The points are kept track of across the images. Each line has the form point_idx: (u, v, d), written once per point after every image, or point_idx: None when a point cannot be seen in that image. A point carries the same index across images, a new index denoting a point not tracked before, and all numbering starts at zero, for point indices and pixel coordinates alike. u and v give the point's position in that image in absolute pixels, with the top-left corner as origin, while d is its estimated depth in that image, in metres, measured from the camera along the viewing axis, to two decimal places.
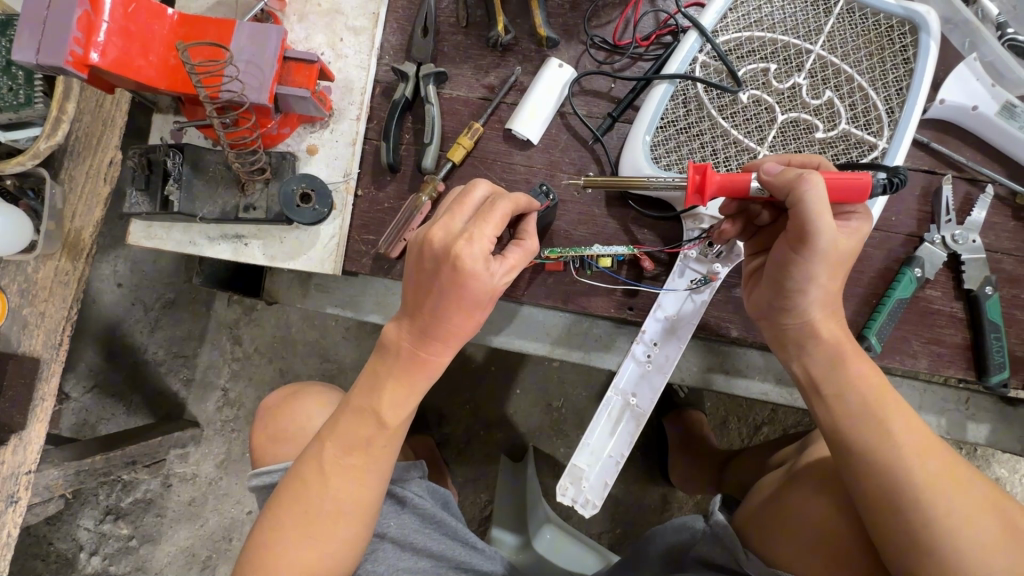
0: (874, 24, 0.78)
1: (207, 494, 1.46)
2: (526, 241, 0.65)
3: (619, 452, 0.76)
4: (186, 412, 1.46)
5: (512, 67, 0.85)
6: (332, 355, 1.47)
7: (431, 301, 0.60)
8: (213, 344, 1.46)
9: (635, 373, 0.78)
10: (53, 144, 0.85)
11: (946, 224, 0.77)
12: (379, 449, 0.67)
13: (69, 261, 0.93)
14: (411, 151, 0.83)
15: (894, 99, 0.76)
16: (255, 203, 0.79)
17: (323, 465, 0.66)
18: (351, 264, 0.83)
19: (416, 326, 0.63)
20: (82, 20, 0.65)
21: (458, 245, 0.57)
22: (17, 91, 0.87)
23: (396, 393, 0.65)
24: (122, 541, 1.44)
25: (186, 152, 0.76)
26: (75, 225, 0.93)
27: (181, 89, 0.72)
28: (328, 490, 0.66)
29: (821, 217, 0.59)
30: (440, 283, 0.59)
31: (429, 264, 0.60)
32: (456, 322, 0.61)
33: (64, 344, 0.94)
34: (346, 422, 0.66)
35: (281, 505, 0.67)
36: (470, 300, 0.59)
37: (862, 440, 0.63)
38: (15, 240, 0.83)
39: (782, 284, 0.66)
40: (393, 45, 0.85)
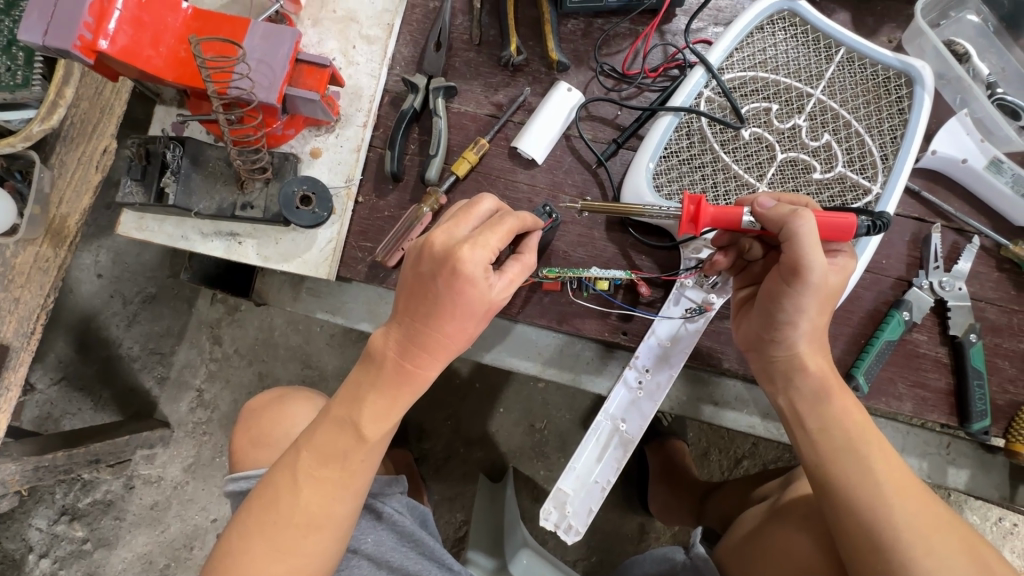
0: (872, 74, 0.82)
1: (171, 498, 1.53)
2: (525, 255, 0.65)
3: (604, 478, 0.75)
4: (157, 412, 1.52)
5: (521, 87, 0.86)
6: (314, 362, 1.55)
7: (425, 308, 0.59)
8: (191, 343, 1.55)
9: (625, 399, 0.78)
10: (47, 127, 0.85)
11: (933, 271, 0.79)
12: (357, 462, 0.64)
13: (51, 248, 0.91)
14: (416, 161, 0.83)
15: (889, 146, 0.80)
16: (253, 202, 0.78)
17: (297, 473, 0.64)
18: (346, 270, 0.81)
19: (406, 337, 0.62)
20: (94, 7, 0.64)
21: (461, 250, 0.57)
22: (16, 72, 0.87)
23: (380, 406, 0.63)
24: (76, 544, 1.49)
25: (187, 146, 0.76)
26: (61, 211, 0.91)
27: (189, 82, 0.71)
28: (302, 503, 0.63)
29: (814, 253, 0.60)
30: (437, 290, 0.58)
31: (422, 276, 0.59)
32: (448, 332, 0.60)
33: (36, 333, 0.92)
34: (323, 434, 0.64)
35: (251, 515, 0.64)
36: (465, 311, 0.59)
37: (843, 476, 0.63)
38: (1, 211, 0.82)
39: (772, 316, 0.67)
40: (405, 56, 0.86)
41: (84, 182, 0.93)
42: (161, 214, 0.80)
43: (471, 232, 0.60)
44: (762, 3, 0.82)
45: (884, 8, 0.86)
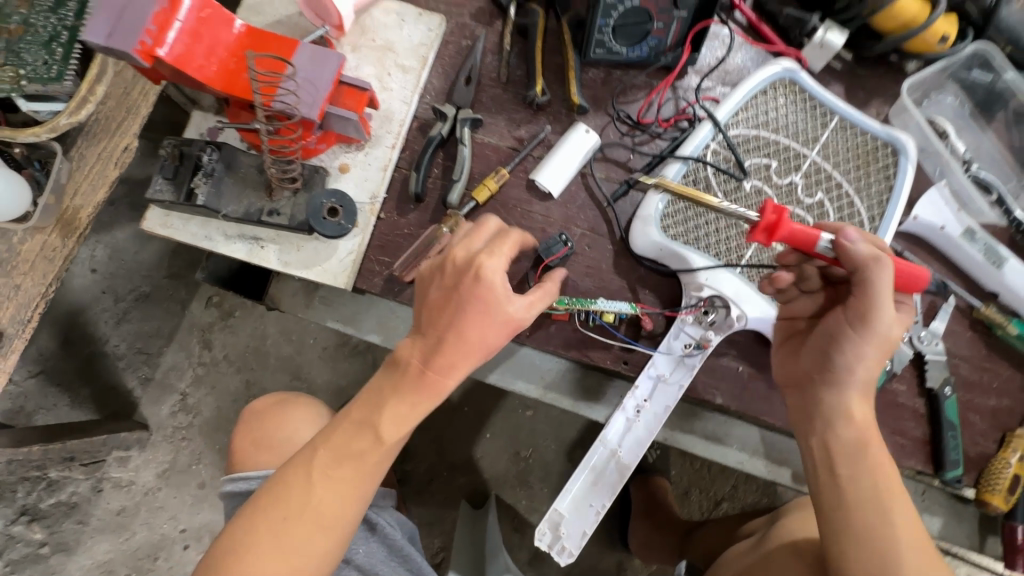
0: (862, 141, 0.90)
1: (139, 505, 1.55)
2: (547, 282, 0.69)
3: (600, 502, 0.77)
4: (137, 413, 1.58)
5: (542, 125, 0.91)
6: (303, 374, 1.65)
7: (448, 316, 0.64)
8: (179, 345, 1.62)
9: (622, 426, 0.80)
10: (73, 120, 0.90)
11: (913, 325, 0.85)
12: (372, 464, 0.66)
13: (60, 237, 0.96)
14: (438, 184, 0.87)
15: (875, 208, 0.88)
16: (280, 209, 0.81)
17: (311, 470, 0.65)
18: (363, 282, 0.84)
19: (429, 344, 0.65)
20: (157, 16, 0.68)
21: (482, 261, 0.63)
22: (52, 65, 0.93)
23: (402, 409, 0.66)
24: (33, 547, 1.52)
25: (222, 151, 0.80)
26: (74, 203, 0.96)
27: (235, 92, 0.74)
28: (313, 501, 0.64)
29: (886, 302, 0.66)
30: (460, 298, 0.63)
31: (444, 291, 0.64)
32: (469, 340, 0.64)
33: (32, 321, 0.94)
34: (342, 433, 0.66)
35: (260, 510, 0.65)
36: (484, 320, 0.63)
37: (867, 525, 0.66)
38: (15, 199, 0.89)
39: (829, 356, 0.71)
40: (435, 87, 0.91)
41: (101, 177, 0.99)
42: (188, 214, 0.82)
43: (485, 248, 0.66)
44: (767, 70, 0.90)
45: (874, 83, 0.95)
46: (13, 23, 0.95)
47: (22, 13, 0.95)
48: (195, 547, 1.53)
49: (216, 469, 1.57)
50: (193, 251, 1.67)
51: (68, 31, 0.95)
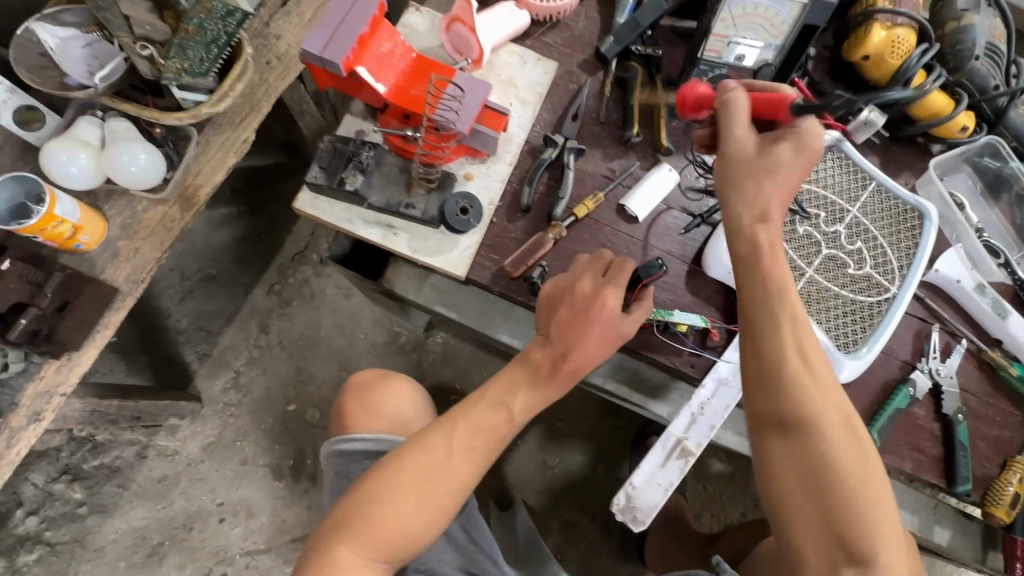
0: (894, 204, 1.08)
1: (181, 475, 1.61)
2: (645, 301, 0.86)
3: (668, 481, 0.90)
4: (192, 385, 1.67)
5: (631, 160, 1.08)
6: (351, 366, 1.75)
7: (578, 327, 0.81)
8: (239, 327, 1.74)
9: (688, 418, 0.93)
10: (212, 111, 1.18)
11: (932, 359, 1.02)
12: (498, 439, 0.83)
13: (178, 210, 1.25)
14: (544, 199, 1.03)
15: (904, 259, 1.05)
16: (415, 204, 0.96)
17: (452, 437, 0.80)
18: (475, 273, 0.98)
19: (559, 347, 0.83)
20: (359, 37, 0.84)
21: (608, 292, 0.81)
22: (203, 62, 1.14)
23: (530, 397, 0.84)
24: (71, 506, 1.55)
25: (376, 150, 0.97)
26: (195, 181, 1.27)
27: (404, 103, 0.90)
28: (452, 462, 0.79)
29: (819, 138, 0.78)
30: (590, 315, 0.81)
31: (574, 309, 0.82)
32: (591, 345, 0.82)
33: (141, 282, 1.22)
34: (480, 411, 0.82)
35: (404, 464, 0.78)
36: (605, 330, 0.82)
37: (793, 370, 0.76)
38: (154, 172, 1.18)
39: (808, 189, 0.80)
40: (545, 118, 1.08)
41: (221, 160, 1.29)
42: (334, 199, 0.96)
43: (607, 276, 0.84)
44: None
45: (903, 159, 1.14)
46: (189, 24, 1.12)
47: (199, 17, 1.12)
48: (229, 521, 1.59)
49: (259, 448, 1.64)
50: (262, 241, 1.80)
51: (229, 36, 1.15)
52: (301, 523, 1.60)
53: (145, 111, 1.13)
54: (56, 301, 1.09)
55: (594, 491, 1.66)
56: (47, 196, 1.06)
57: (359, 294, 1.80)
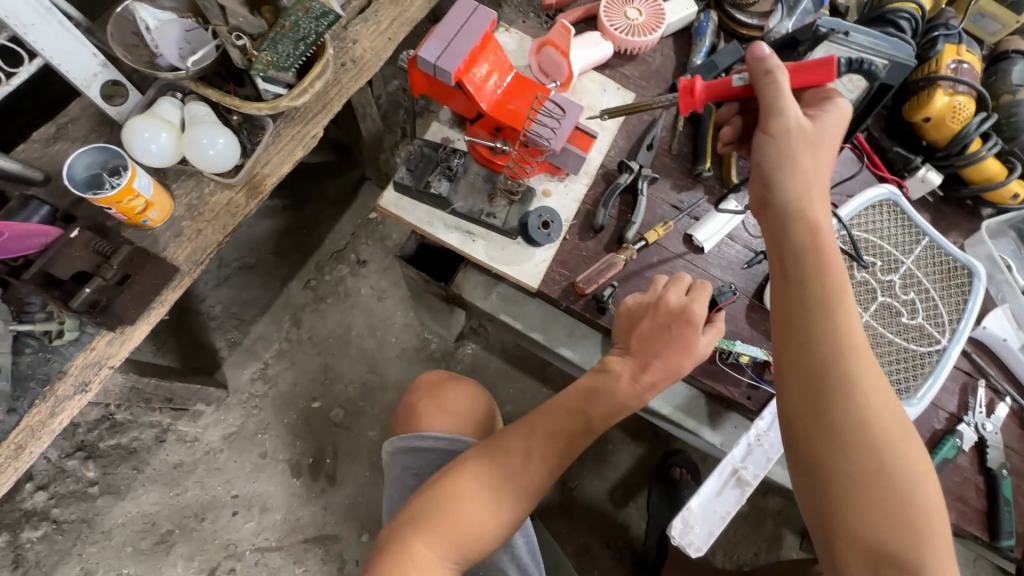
0: (946, 259, 1.12)
1: (198, 462, 1.58)
2: (718, 323, 0.91)
3: (725, 509, 0.91)
4: (219, 372, 1.66)
5: (699, 192, 1.12)
6: (379, 369, 1.74)
7: (660, 339, 0.86)
8: (272, 317, 1.74)
9: (745, 448, 0.94)
10: (291, 104, 1.21)
11: (977, 413, 1.04)
12: (572, 445, 0.87)
13: (243, 197, 1.27)
14: (616, 221, 1.06)
15: (955, 313, 1.08)
16: (496, 213, 0.98)
17: (528, 440, 0.86)
18: (546, 286, 1.00)
19: (642, 358, 0.86)
20: (471, 51, 0.89)
21: (694, 308, 0.86)
22: (290, 58, 1.18)
23: (610, 407, 0.87)
24: (82, 485, 1.51)
25: (464, 158, 1.00)
26: (263, 172, 1.29)
27: (500, 116, 0.95)
28: (527, 464, 0.85)
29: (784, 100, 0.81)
30: (674, 330, 0.86)
31: (657, 325, 0.87)
32: (673, 360, 0.86)
33: (200, 262, 1.23)
34: (556, 416, 0.87)
35: (482, 463, 0.85)
36: (688, 348, 0.86)
37: (830, 326, 0.73)
38: (230, 157, 1.20)
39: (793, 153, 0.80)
40: (621, 145, 1.12)
41: (288, 153, 1.33)
42: (418, 201, 0.99)
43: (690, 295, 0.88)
44: (879, 190, 1.13)
45: (953, 219, 1.20)
46: (286, 21, 1.12)
47: (296, 15, 1.12)
48: (243, 515, 1.56)
49: (279, 442, 1.62)
50: (302, 236, 1.81)
51: (318, 36, 1.18)
52: (314, 523, 1.57)
53: (226, 97, 1.14)
54: (119, 273, 1.08)
55: (612, 518, 1.65)
56: (128, 170, 1.07)
57: (393, 297, 1.81)
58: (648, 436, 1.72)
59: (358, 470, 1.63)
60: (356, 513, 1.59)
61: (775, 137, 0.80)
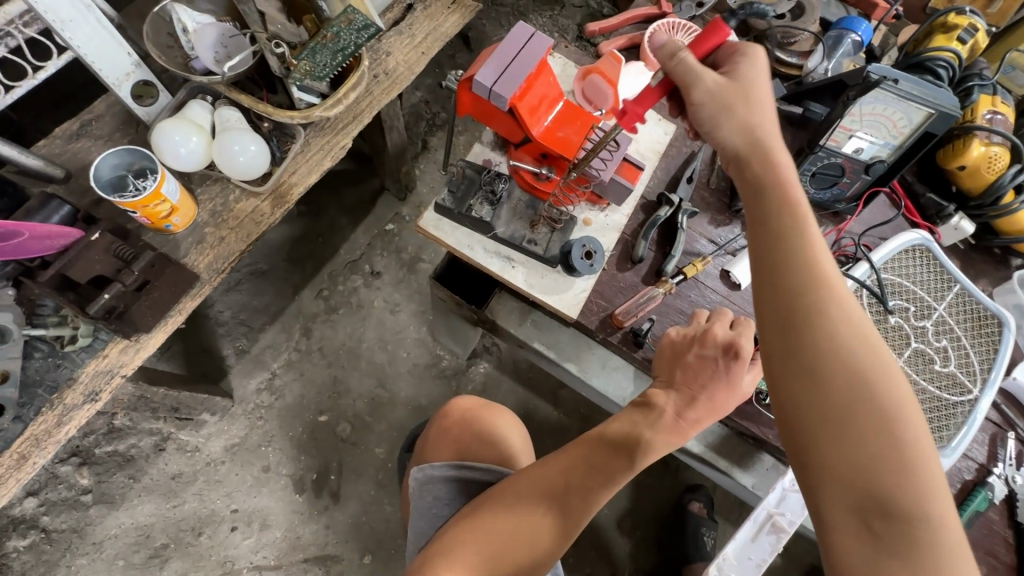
0: (977, 308, 1.12)
1: (198, 473, 1.53)
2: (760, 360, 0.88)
3: (760, 557, 0.90)
4: (225, 380, 1.61)
5: (736, 227, 1.11)
6: (389, 384, 1.70)
7: (701, 374, 0.84)
8: (282, 326, 1.70)
9: (781, 494, 0.93)
10: (324, 114, 1.19)
11: (1008, 466, 1.04)
12: (615, 480, 0.82)
13: (270, 206, 1.24)
14: (655, 254, 1.05)
15: (986, 362, 1.08)
16: (538, 240, 0.96)
17: (566, 470, 0.83)
18: (584, 317, 0.98)
19: (687, 394, 0.83)
20: (526, 77, 0.87)
21: (742, 340, 0.83)
22: (327, 66, 1.15)
23: (655, 443, 0.81)
24: (75, 493, 1.44)
25: (508, 183, 0.97)
26: (290, 181, 1.26)
27: (549, 144, 0.93)
28: (564, 495, 0.82)
29: (697, 72, 0.75)
30: (720, 364, 0.83)
31: (703, 358, 0.84)
32: (717, 398, 0.83)
33: (221, 271, 1.18)
34: (599, 449, 0.83)
35: (518, 486, 0.84)
36: (734, 386, 0.83)
37: (794, 256, 0.66)
38: (260, 164, 1.17)
39: (721, 115, 0.74)
40: (660, 177, 1.12)
41: (316, 163, 1.29)
42: (458, 224, 0.97)
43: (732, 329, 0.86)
44: (913, 235, 1.13)
45: (982, 266, 1.21)
46: (329, 31, 1.06)
47: (338, 26, 1.05)
48: (241, 531, 1.50)
49: (283, 456, 1.57)
50: (316, 245, 1.78)
51: (356, 47, 1.12)
52: (315, 542, 1.52)
53: (259, 104, 1.12)
54: (138, 279, 1.04)
55: (622, 548, 1.61)
56: (157, 174, 1.04)
57: (406, 311, 1.78)
58: (658, 466, 1.70)
59: (363, 488, 1.59)
60: (359, 533, 1.54)
61: (702, 105, 0.75)
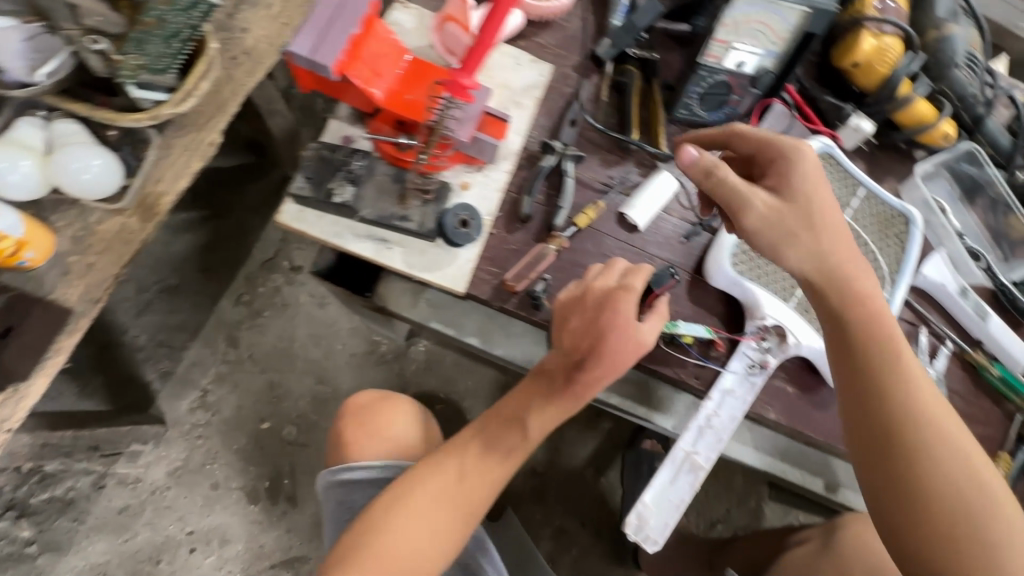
0: (882, 210, 1.11)
1: (145, 503, 1.49)
2: (660, 307, 0.82)
3: (679, 498, 0.89)
4: (154, 407, 1.55)
5: (629, 168, 1.06)
6: (329, 379, 1.66)
7: (590, 338, 0.77)
8: (205, 341, 1.62)
9: (697, 433, 0.92)
10: (174, 111, 0.96)
11: (920, 363, 1.04)
12: (517, 457, 0.79)
13: (137, 221, 1.03)
14: (544, 208, 0.99)
15: (894, 264, 1.07)
16: (410, 215, 0.90)
17: (465, 456, 0.78)
18: (475, 287, 0.93)
19: (571, 359, 0.78)
20: (352, 37, 0.78)
21: (620, 295, 0.77)
22: (164, 53, 0.93)
23: (549, 413, 0.79)
24: (17, 546, 1.41)
25: (368, 159, 0.90)
26: (157, 189, 1.04)
27: (398, 110, 0.85)
28: (467, 482, 0.76)
29: (794, 185, 0.79)
30: (600, 321, 0.77)
31: (584, 319, 0.78)
32: (603, 358, 0.77)
33: (98, 301, 1.01)
34: (497, 428, 0.80)
35: (419, 481, 0.76)
36: (623, 344, 0.76)
37: (866, 345, 0.76)
38: (113, 177, 0.97)
39: (798, 218, 0.79)
40: (542, 124, 1.04)
41: (184, 167, 1.07)
42: (322, 211, 0.89)
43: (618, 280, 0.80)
44: (811, 146, 1.09)
45: (888, 165, 1.17)
46: (146, 13, 0.87)
47: (159, 7, 0.87)
48: (201, 551, 1.48)
49: (230, 470, 1.54)
50: (226, 249, 1.66)
51: (192, 31, 0.92)
52: (280, 547, 1.51)
53: (96, 111, 0.92)
54: None
55: (587, 497, 1.64)
56: None
57: (335, 303, 1.71)
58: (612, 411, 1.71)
59: None
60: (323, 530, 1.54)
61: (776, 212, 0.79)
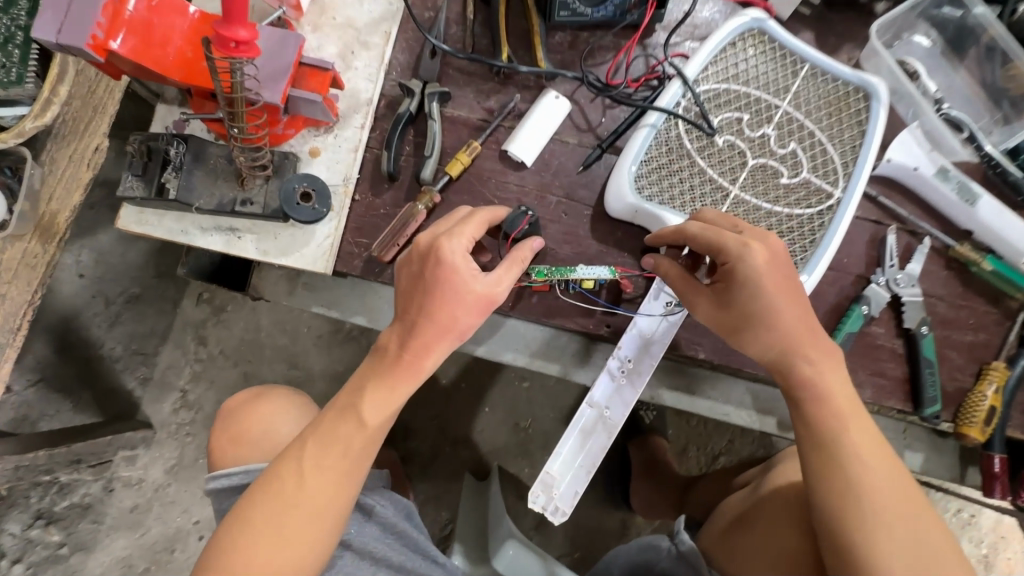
0: (834, 88, 0.88)
1: (151, 500, 1.59)
2: (513, 251, 0.73)
3: (589, 462, 0.81)
4: (140, 412, 1.61)
5: (511, 93, 0.90)
6: (300, 362, 1.66)
7: (420, 300, 0.69)
8: (175, 342, 1.64)
9: (609, 387, 0.83)
10: (39, 125, 0.84)
11: (889, 269, 0.86)
12: (359, 449, 0.71)
13: (39, 243, 0.92)
14: (411, 162, 0.87)
15: (848, 154, 0.86)
16: (252, 198, 0.81)
17: (301, 461, 0.70)
18: (342, 265, 0.85)
19: (405, 329, 0.71)
20: (107, 8, 0.69)
21: (441, 242, 0.68)
22: (10, 68, 0.86)
23: (382, 396, 0.71)
24: (51, 549, 1.52)
25: (189, 143, 0.79)
26: (51, 208, 0.93)
27: (195, 82, 0.76)
28: (308, 486, 0.69)
29: (739, 270, 0.69)
30: (426, 277, 0.69)
31: (410, 271, 0.71)
32: (437, 319, 0.69)
33: (21, 330, 0.92)
34: (331, 421, 0.71)
35: (258, 500, 0.69)
36: (456, 300, 0.69)
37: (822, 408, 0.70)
38: None
39: (747, 308, 0.70)
40: (401, 62, 0.90)
41: (75, 179, 0.95)
42: (162, 209, 0.83)
43: (451, 228, 0.71)
44: (733, 21, 0.86)
45: (843, 29, 0.94)
46: None
47: None
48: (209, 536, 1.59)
49: None
50: (176, 249, 1.64)
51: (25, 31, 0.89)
52: None
53: None
54: None
55: None
56: None
57: None
58: None
59: None
60: None
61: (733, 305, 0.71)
